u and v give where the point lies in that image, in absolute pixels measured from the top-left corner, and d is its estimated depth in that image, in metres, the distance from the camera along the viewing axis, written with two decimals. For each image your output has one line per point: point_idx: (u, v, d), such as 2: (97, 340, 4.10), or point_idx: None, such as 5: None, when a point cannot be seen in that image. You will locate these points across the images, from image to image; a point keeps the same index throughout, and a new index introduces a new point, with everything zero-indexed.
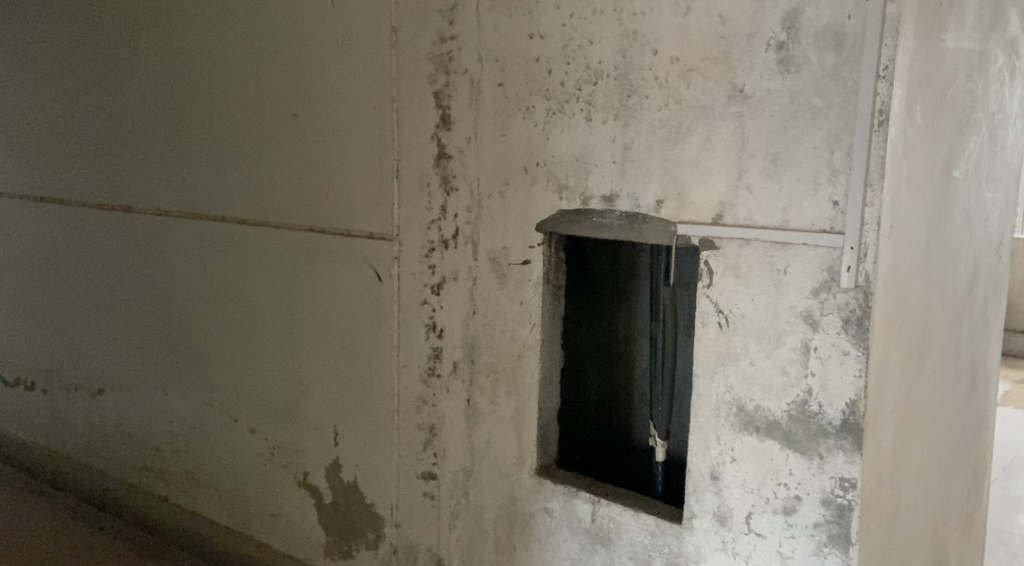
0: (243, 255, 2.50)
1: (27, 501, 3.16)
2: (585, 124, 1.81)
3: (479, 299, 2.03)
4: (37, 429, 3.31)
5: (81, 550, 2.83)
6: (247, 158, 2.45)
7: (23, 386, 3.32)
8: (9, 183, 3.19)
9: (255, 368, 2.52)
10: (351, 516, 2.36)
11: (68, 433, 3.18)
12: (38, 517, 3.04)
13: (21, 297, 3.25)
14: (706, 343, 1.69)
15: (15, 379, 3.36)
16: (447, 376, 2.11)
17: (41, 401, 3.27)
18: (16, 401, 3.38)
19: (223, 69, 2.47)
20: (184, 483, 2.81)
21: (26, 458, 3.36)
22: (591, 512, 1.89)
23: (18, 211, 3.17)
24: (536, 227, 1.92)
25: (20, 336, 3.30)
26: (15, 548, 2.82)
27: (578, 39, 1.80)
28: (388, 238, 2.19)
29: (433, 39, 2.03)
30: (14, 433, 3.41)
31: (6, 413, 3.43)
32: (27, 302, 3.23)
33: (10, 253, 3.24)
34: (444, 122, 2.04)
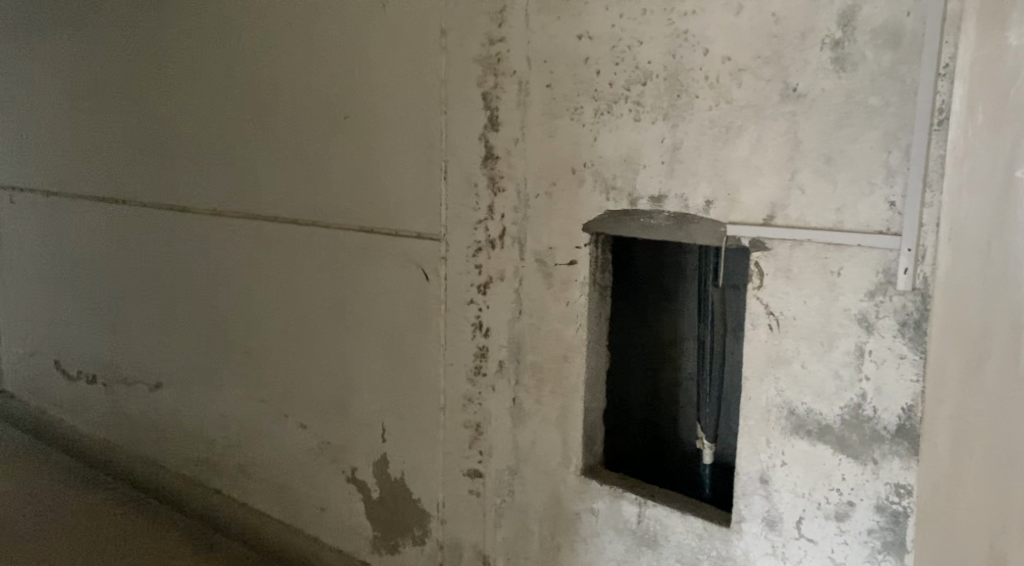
0: (295, 254, 2.53)
1: (87, 491, 3.24)
2: (633, 124, 1.81)
3: (525, 299, 2.04)
4: (97, 421, 3.40)
5: (137, 539, 2.89)
6: (299, 159, 2.48)
7: (85, 379, 3.41)
8: (70, 184, 3.28)
9: (304, 365, 2.56)
10: (399, 512, 2.38)
11: (126, 425, 3.26)
12: (97, 506, 3.12)
13: (82, 293, 3.34)
14: (757, 345, 1.67)
15: (77, 372, 3.45)
16: (493, 375, 2.12)
17: (101, 393, 3.36)
18: (78, 393, 3.47)
19: (274, 72, 2.51)
20: (236, 477, 2.85)
21: (86, 449, 3.44)
22: (637, 513, 1.87)
23: (80, 211, 3.26)
24: (583, 228, 1.91)
25: (80, 330, 3.38)
26: (74, 536, 2.90)
27: (626, 39, 1.80)
28: (435, 238, 2.20)
29: (482, 41, 2.04)
30: (75, 425, 3.50)
31: (68, 404, 3.53)
32: (88, 297, 3.32)
33: (72, 249, 3.33)
34: (492, 123, 2.05)
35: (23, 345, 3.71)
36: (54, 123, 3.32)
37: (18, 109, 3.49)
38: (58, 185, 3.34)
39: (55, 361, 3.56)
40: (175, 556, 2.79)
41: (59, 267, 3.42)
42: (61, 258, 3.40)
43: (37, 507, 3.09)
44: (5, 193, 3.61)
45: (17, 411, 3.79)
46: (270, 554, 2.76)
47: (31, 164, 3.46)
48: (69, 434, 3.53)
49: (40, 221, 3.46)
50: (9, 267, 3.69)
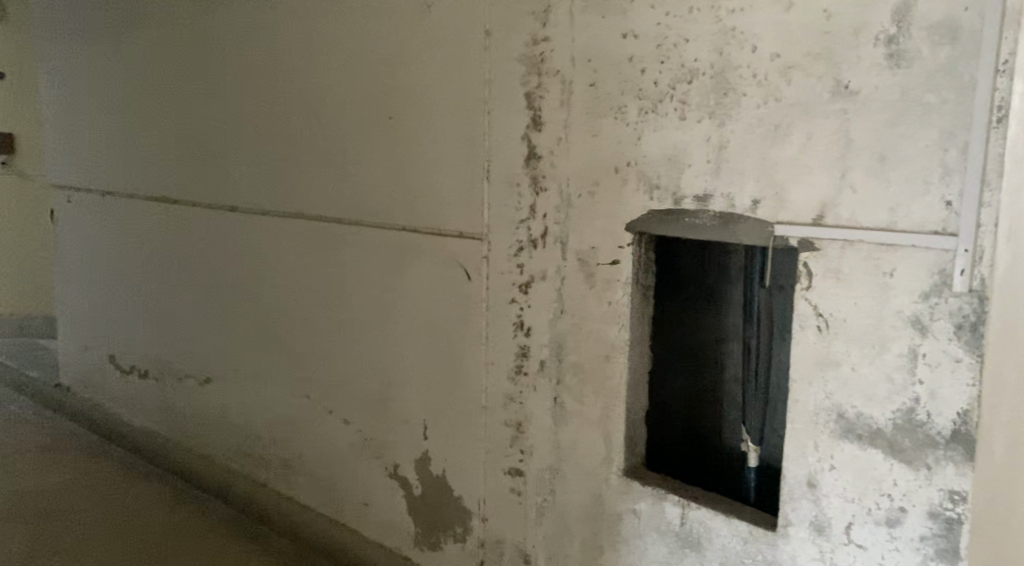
0: (340, 254, 2.55)
1: (138, 481, 3.31)
2: (678, 123, 1.79)
3: (567, 299, 2.03)
4: (149, 414, 3.46)
5: (186, 529, 2.94)
6: (343, 159, 2.51)
7: (137, 373, 3.48)
8: (123, 184, 3.36)
9: (347, 363, 2.58)
10: (440, 509, 2.39)
11: (176, 419, 3.32)
12: (148, 496, 3.18)
13: (134, 290, 3.41)
14: (805, 347, 1.64)
15: (130, 367, 3.52)
16: (534, 374, 2.11)
17: (152, 387, 3.42)
18: (131, 387, 3.54)
19: (320, 73, 2.53)
20: (282, 471, 2.88)
21: (138, 441, 3.51)
22: (680, 515, 1.85)
23: (133, 210, 3.33)
24: (627, 227, 1.90)
25: (132, 325, 3.45)
26: (127, 524, 2.96)
27: (672, 38, 1.78)
28: (478, 237, 2.20)
29: (526, 40, 2.04)
30: (129, 418, 3.58)
31: (122, 397, 3.61)
32: (139, 293, 3.39)
33: (125, 245, 3.40)
34: (535, 123, 2.04)
35: (79, 340, 3.80)
36: (108, 125, 3.40)
37: (74, 111, 3.57)
38: (112, 185, 3.42)
39: (109, 355, 3.64)
40: (222, 546, 2.83)
41: (113, 264, 3.49)
42: (115, 255, 3.47)
43: (92, 496, 3.17)
44: (62, 192, 3.70)
45: (73, 404, 3.88)
46: (313, 547, 2.78)
47: (87, 164, 3.54)
48: (122, 427, 3.60)
49: (96, 219, 3.54)
50: (66, 264, 3.78)
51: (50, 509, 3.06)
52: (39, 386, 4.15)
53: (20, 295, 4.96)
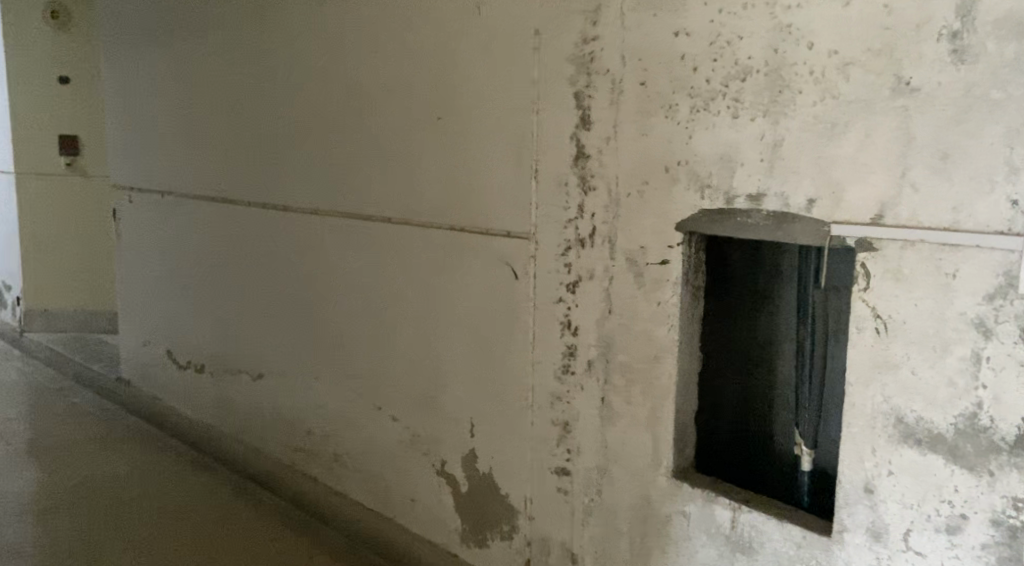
0: (389, 253, 2.57)
1: (194, 473, 3.37)
2: (731, 122, 1.77)
3: (615, 299, 2.01)
4: (204, 408, 3.53)
5: (239, 520, 2.99)
6: (392, 159, 2.52)
7: (193, 368, 3.54)
8: (181, 183, 3.43)
9: (396, 361, 2.60)
10: (487, 506, 2.39)
11: (230, 414, 3.38)
12: (203, 488, 3.24)
13: (190, 287, 3.48)
14: (861, 349, 1.61)
15: (186, 362, 3.59)
16: (581, 374, 2.10)
17: (207, 381, 3.48)
18: (187, 382, 3.61)
19: (370, 73, 2.55)
20: (332, 466, 2.91)
21: (193, 435, 3.58)
22: (731, 518, 1.83)
23: (190, 209, 3.40)
24: (677, 227, 1.88)
25: (188, 322, 3.52)
26: (184, 514, 3.02)
27: (725, 35, 1.76)
28: (525, 236, 2.20)
29: (576, 40, 2.03)
30: (185, 411, 3.65)
31: (178, 392, 3.68)
32: (195, 290, 3.45)
33: (183, 243, 3.47)
34: (584, 122, 2.03)
35: (137, 335, 3.89)
36: (166, 125, 3.47)
37: (134, 113, 3.66)
38: (170, 184, 3.49)
39: (166, 351, 3.71)
40: (274, 538, 2.87)
41: (171, 261, 3.57)
42: (172, 253, 3.54)
43: (150, 486, 3.24)
44: (124, 192, 3.80)
45: (133, 397, 3.97)
46: (363, 541, 2.81)
47: (146, 164, 3.62)
48: (179, 420, 3.68)
49: (154, 217, 3.62)
50: (127, 261, 3.87)
51: (111, 497, 3.14)
52: (100, 379, 4.25)
53: (83, 292, 5.09)
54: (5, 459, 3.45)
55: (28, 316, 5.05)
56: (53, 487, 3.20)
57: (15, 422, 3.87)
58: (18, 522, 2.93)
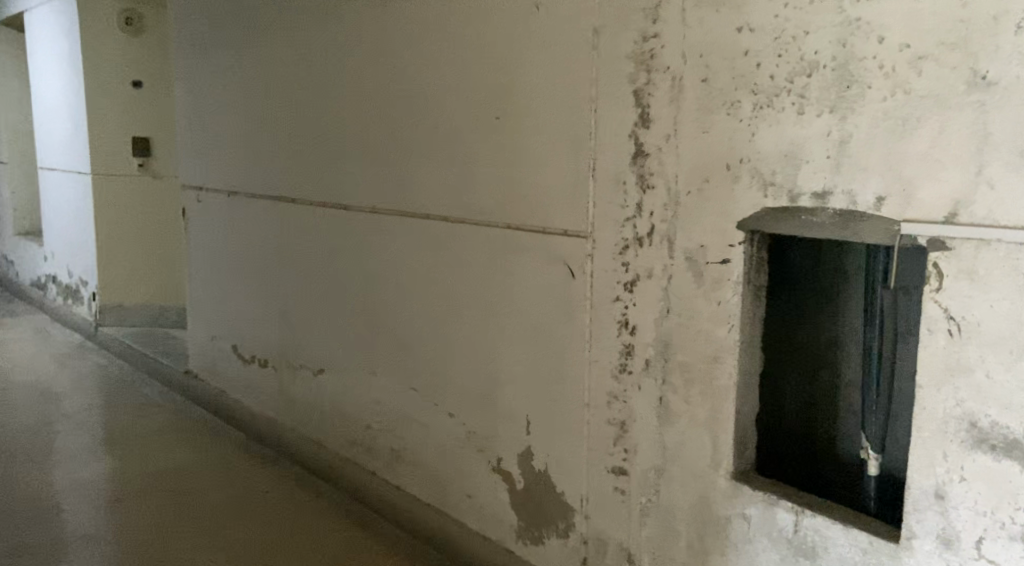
0: (446, 251, 2.58)
1: (256, 465, 3.43)
2: (796, 118, 1.73)
3: (673, 298, 1.99)
4: (266, 401, 3.59)
5: (300, 512, 3.03)
6: (450, 158, 2.53)
7: (257, 362, 3.61)
8: (246, 182, 3.50)
9: (453, 358, 2.61)
10: (543, 504, 2.38)
11: (292, 408, 3.43)
12: (264, 480, 3.29)
13: (254, 285, 3.55)
14: (932, 352, 1.56)
15: (250, 356, 3.66)
16: (638, 373, 2.08)
17: (269, 375, 3.54)
18: (250, 376, 3.68)
19: (430, 73, 2.57)
20: (390, 460, 2.94)
21: (257, 428, 3.65)
22: (794, 522, 1.79)
23: (254, 207, 3.47)
24: (738, 226, 1.85)
25: (252, 317, 3.59)
26: (246, 504, 3.07)
27: (791, 30, 1.72)
28: (582, 234, 2.19)
29: (636, 38, 2.01)
30: (248, 405, 3.72)
31: (242, 385, 3.75)
32: (259, 286, 3.51)
33: (247, 240, 3.54)
34: (643, 120, 2.01)
35: (204, 331, 3.98)
36: (232, 126, 3.54)
37: (201, 114, 3.75)
38: (236, 183, 3.57)
39: (231, 345, 3.79)
40: (335, 530, 2.91)
41: (235, 258, 3.64)
42: (237, 250, 3.62)
43: (215, 476, 3.31)
44: (192, 192, 3.90)
45: (200, 390, 4.07)
46: (420, 535, 2.83)
47: (213, 165, 3.71)
48: (243, 413, 3.75)
49: (221, 215, 3.70)
50: (194, 258, 3.97)
51: (177, 486, 3.21)
52: (170, 373, 4.34)
53: (154, 288, 5.21)
54: (80, 448, 3.56)
55: (102, 310, 5.14)
56: (123, 475, 3.29)
57: (90, 413, 3.99)
58: (92, 508, 3.01)
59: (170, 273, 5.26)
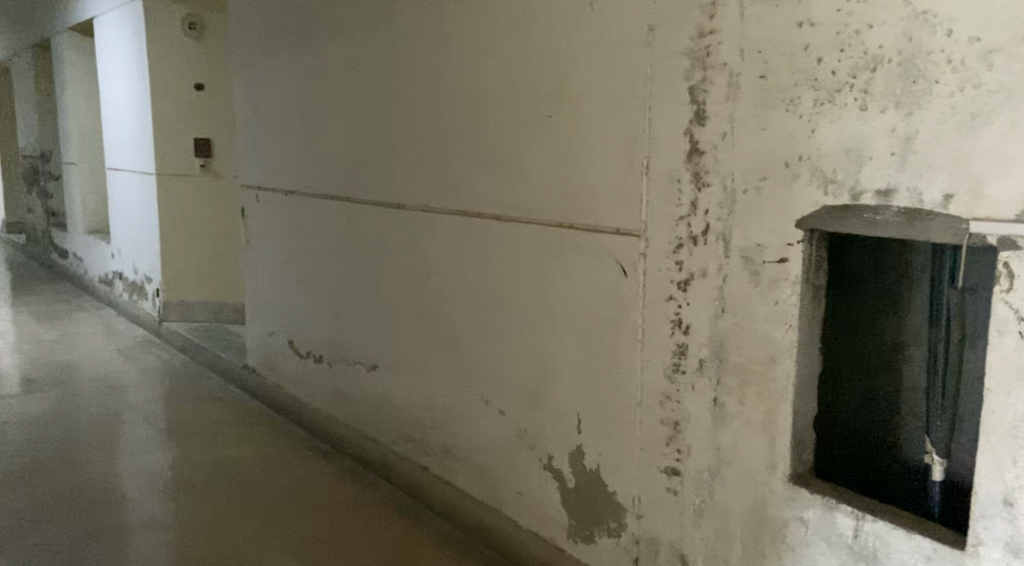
0: (498, 249, 2.58)
1: (310, 458, 3.47)
2: (858, 114, 1.69)
3: (728, 297, 1.95)
4: (321, 396, 3.63)
5: (353, 505, 3.06)
6: (503, 157, 2.53)
7: (311, 358, 3.66)
8: (302, 181, 3.55)
9: (505, 356, 2.61)
10: (595, 503, 2.36)
11: (346, 403, 3.46)
12: (317, 473, 3.33)
13: (309, 283, 3.60)
14: (1002, 354, 1.51)
15: (305, 352, 3.71)
16: (692, 373, 2.06)
17: (324, 371, 3.58)
18: (306, 372, 3.73)
19: (483, 72, 2.57)
20: (442, 457, 2.95)
21: (312, 422, 3.70)
22: (854, 527, 1.75)
23: (310, 205, 3.51)
24: (797, 224, 1.81)
25: (307, 314, 3.63)
26: (301, 497, 3.11)
27: (854, 24, 1.68)
28: (635, 233, 2.16)
29: (692, 34, 1.98)
30: (304, 400, 3.77)
31: (298, 381, 3.80)
32: (314, 283, 3.56)
33: (303, 238, 3.59)
34: (699, 117, 1.98)
35: (261, 327, 4.04)
36: (289, 126, 3.60)
37: (260, 114, 3.81)
38: (293, 183, 3.62)
39: (286, 341, 3.84)
40: (387, 524, 2.92)
41: (292, 256, 3.69)
42: (293, 248, 3.67)
43: (270, 469, 3.36)
44: (251, 191, 3.97)
45: (258, 385, 4.14)
46: (472, 532, 2.83)
47: (271, 165, 3.77)
48: (299, 408, 3.80)
49: (278, 214, 3.76)
50: (252, 256, 4.04)
51: (233, 478, 3.26)
52: (229, 368, 4.43)
53: (214, 284, 5.31)
54: (144, 438, 3.65)
55: (165, 305, 5.25)
56: (184, 465, 3.36)
57: (154, 405, 4.09)
58: (153, 497, 3.08)
59: (229, 270, 5.36)
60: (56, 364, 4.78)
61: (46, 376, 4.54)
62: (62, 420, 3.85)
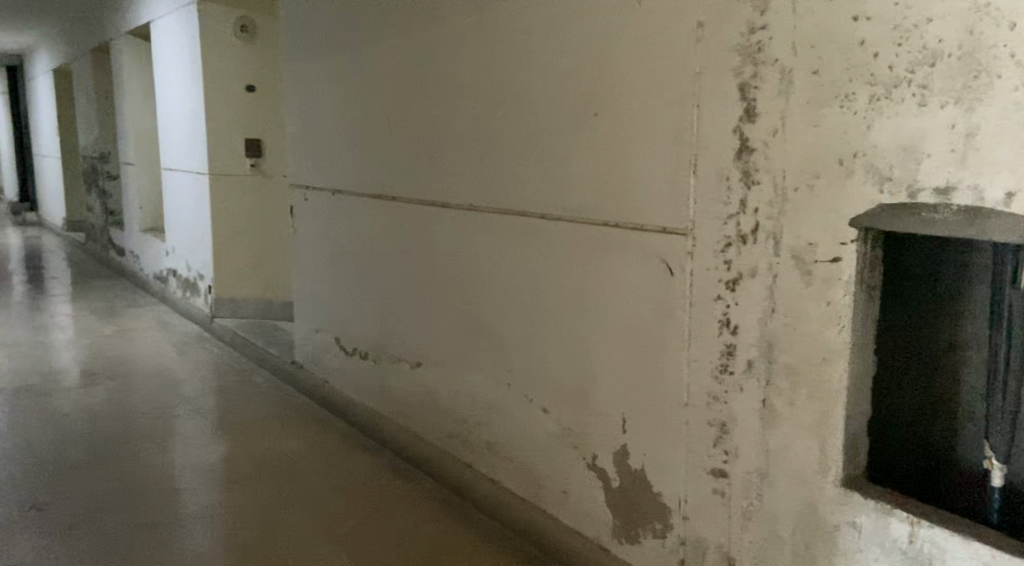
0: (542, 247, 2.57)
1: (355, 453, 3.49)
2: (916, 110, 1.64)
3: (779, 297, 1.91)
4: (367, 393, 3.66)
5: (398, 500, 3.07)
6: (548, 155, 2.52)
7: (357, 355, 3.69)
8: (350, 180, 3.58)
9: (549, 355, 2.60)
10: (640, 503, 2.34)
11: (391, 401, 3.48)
12: (363, 468, 3.35)
13: (356, 281, 3.62)
14: None
15: (351, 349, 3.73)
16: (740, 374, 2.02)
17: (370, 368, 3.61)
18: (352, 369, 3.75)
19: (529, 70, 2.56)
20: (486, 454, 2.94)
21: (357, 418, 3.72)
22: (909, 533, 1.70)
23: (357, 203, 3.54)
24: (851, 223, 1.77)
25: (353, 311, 3.66)
26: (347, 491, 3.13)
27: (912, 17, 1.63)
28: (682, 232, 2.14)
29: (742, 30, 1.94)
30: (350, 396, 3.79)
31: (345, 377, 3.83)
32: (360, 281, 3.58)
33: (350, 236, 3.61)
34: (748, 115, 1.95)
35: (309, 324, 4.09)
36: (337, 125, 3.63)
37: (308, 114, 3.85)
38: (340, 182, 3.65)
39: (333, 338, 3.88)
40: (431, 520, 2.93)
41: (339, 254, 3.72)
42: (340, 246, 3.70)
43: (317, 463, 3.38)
44: (300, 191, 4.01)
45: (306, 381, 4.18)
46: (515, 530, 2.82)
47: (319, 165, 3.81)
48: (345, 404, 3.83)
49: (325, 212, 3.79)
50: (300, 254, 4.08)
51: (281, 471, 3.30)
52: (278, 364, 4.48)
53: (264, 281, 5.38)
54: (196, 430, 3.71)
55: (217, 302, 5.34)
56: (234, 458, 3.41)
57: (206, 399, 4.15)
58: (205, 488, 3.13)
59: (279, 267, 5.43)
60: (113, 357, 4.89)
61: (103, 369, 4.64)
62: (118, 412, 3.94)
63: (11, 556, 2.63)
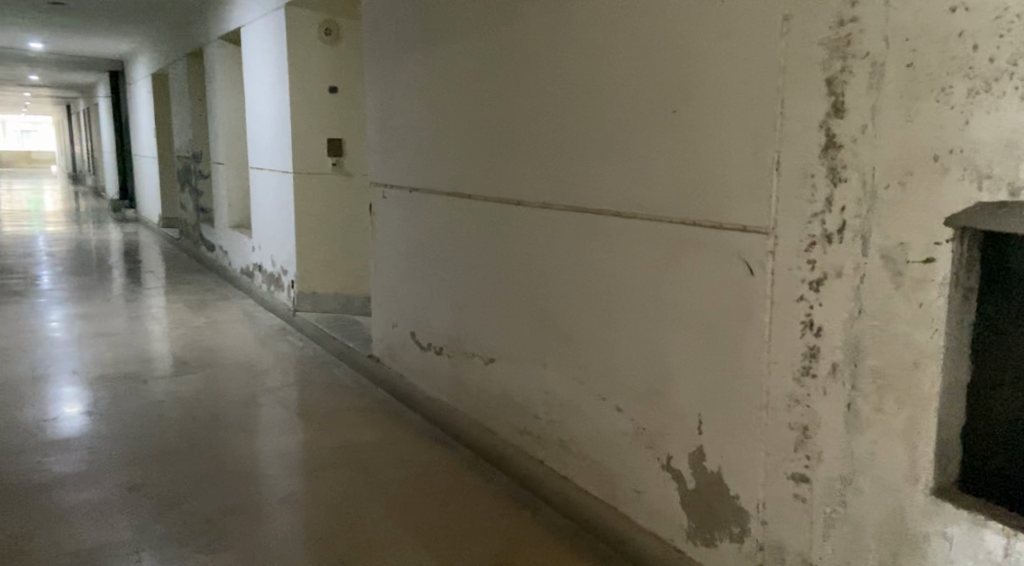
0: (619, 245, 2.54)
1: (429, 446, 3.52)
2: (1018, 105, 1.57)
3: (866, 298, 1.85)
4: (442, 387, 3.69)
5: (471, 494, 3.08)
6: (626, 152, 2.49)
7: (433, 351, 3.72)
8: (428, 177, 3.61)
9: (624, 354, 2.57)
10: (715, 506, 2.29)
11: (466, 396, 3.49)
12: (436, 461, 3.37)
13: (432, 276, 3.65)
14: None
15: (427, 344, 3.77)
16: (824, 377, 1.96)
17: (445, 364, 3.63)
18: (427, 364, 3.79)
19: (607, 66, 2.53)
20: (560, 452, 2.93)
21: (431, 413, 3.75)
22: (1005, 546, 1.63)
23: (434, 200, 3.57)
24: (947, 222, 1.69)
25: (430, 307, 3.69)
26: (421, 483, 3.16)
27: (1015, 8, 1.56)
28: (763, 230, 2.08)
29: (831, 23, 1.88)
30: (425, 391, 3.83)
31: (420, 372, 3.87)
32: (436, 276, 3.61)
33: (427, 232, 3.65)
34: (836, 110, 1.88)
35: (386, 319, 4.14)
36: (415, 123, 3.66)
37: (388, 113, 3.90)
38: (418, 179, 3.68)
39: (409, 333, 3.92)
40: (502, 514, 2.93)
41: (416, 250, 3.76)
42: (417, 242, 3.74)
43: (392, 455, 3.42)
44: (379, 188, 4.06)
45: (382, 375, 4.24)
46: (588, 528, 2.80)
47: (398, 162, 3.85)
48: (419, 398, 3.86)
49: (403, 209, 3.84)
50: (378, 250, 4.14)
51: (359, 461, 3.35)
52: (356, 358, 4.56)
53: (344, 276, 5.48)
54: (278, 420, 3.80)
55: (298, 296, 5.46)
56: (313, 448, 3.48)
57: (288, 389, 4.25)
58: (287, 475, 3.20)
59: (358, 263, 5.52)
60: (203, 348, 5.05)
61: (193, 359, 4.80)
62: (207, 400, 4.06)
63: (110, 535, 2.73)
